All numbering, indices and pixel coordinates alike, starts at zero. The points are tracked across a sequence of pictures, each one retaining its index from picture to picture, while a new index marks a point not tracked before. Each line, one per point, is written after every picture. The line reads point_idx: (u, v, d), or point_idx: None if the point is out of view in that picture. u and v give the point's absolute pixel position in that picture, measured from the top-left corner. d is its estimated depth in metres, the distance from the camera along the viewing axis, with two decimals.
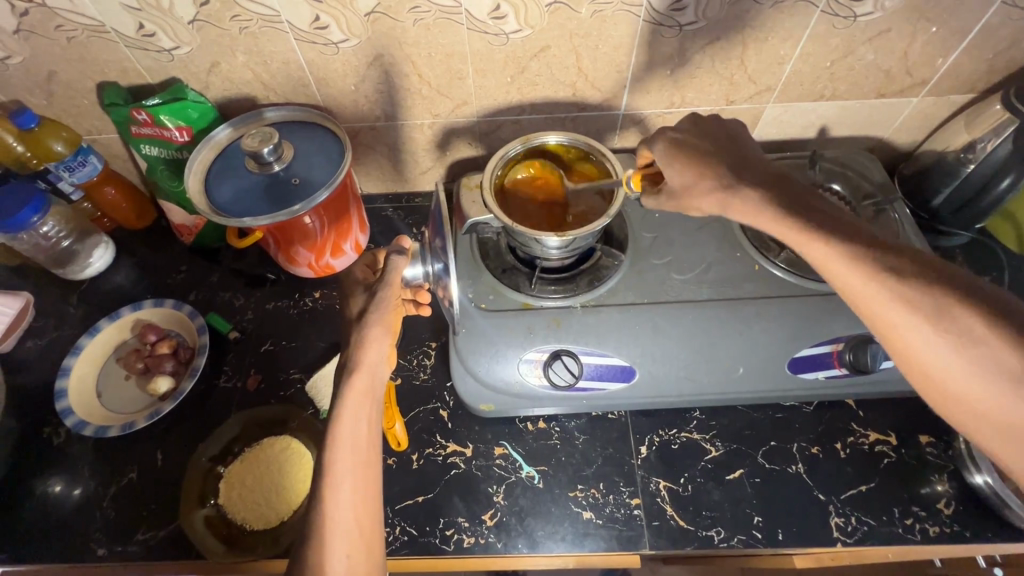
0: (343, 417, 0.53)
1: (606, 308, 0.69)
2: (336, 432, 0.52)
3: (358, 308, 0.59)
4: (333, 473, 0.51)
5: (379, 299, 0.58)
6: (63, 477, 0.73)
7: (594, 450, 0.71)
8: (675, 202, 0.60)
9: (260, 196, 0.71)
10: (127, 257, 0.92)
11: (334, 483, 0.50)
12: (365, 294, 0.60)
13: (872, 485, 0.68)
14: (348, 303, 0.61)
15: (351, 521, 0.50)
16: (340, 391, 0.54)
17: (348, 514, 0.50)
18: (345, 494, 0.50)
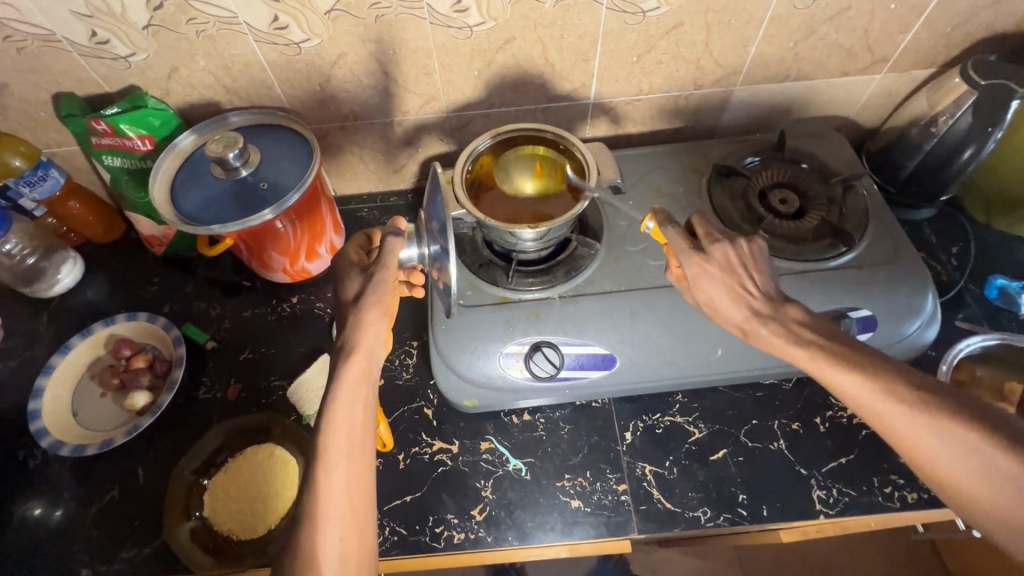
0: (339, 402, 0.53)
1: (584, 296, 0.69)
2: (332, 417, 0.52)
3: (359, 289, 0.58)
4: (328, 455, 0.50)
5: (377, 287, 0.57)
6: (42, 500, 0.71)
7: (580, 438, 0.72)
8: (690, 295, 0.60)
9: (228, 203, 0.70)
10: (98, 272, 0.90)
11: (330, 465, 0.50)
12: (361, 273, 0.60)
13: (851, 456, 0.69)
14: (345, 285, 0.60)
15: (345, 507, 0.49)
16: (339, 373, 0.54)
17: (342, 500, 0.49)
18: (339, 479, 0.50)
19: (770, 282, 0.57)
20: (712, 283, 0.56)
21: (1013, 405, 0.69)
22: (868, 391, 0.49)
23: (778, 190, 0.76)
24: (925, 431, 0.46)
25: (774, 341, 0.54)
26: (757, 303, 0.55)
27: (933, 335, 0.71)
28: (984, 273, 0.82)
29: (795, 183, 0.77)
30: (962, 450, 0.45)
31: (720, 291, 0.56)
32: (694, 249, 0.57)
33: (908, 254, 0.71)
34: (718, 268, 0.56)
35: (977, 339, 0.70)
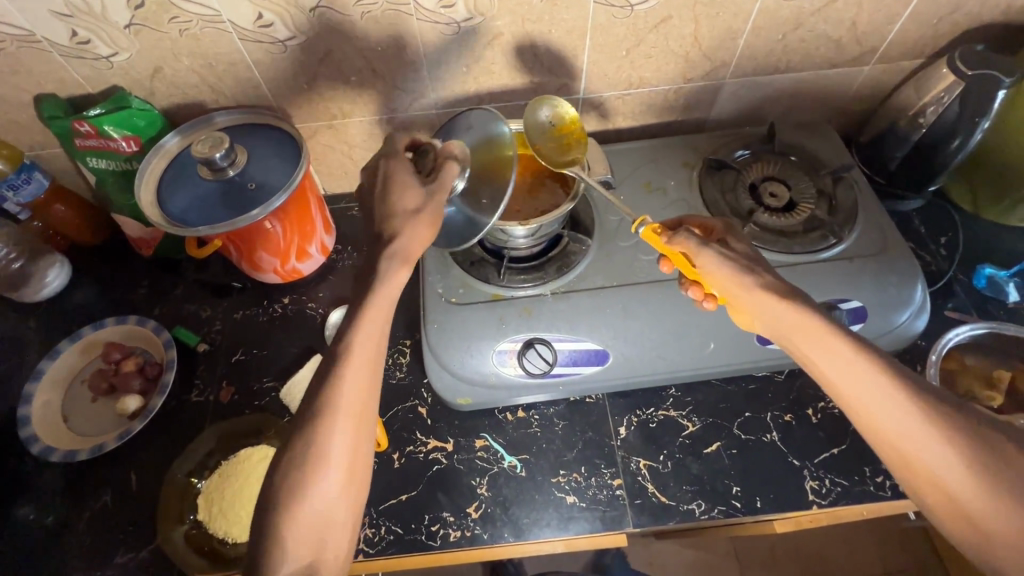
0: (367, 318, 0.51)
1: (576, 293, 0.69)
2: (357, 332, 0.51)
3: (418, 206, 0.56)
4: (347, 363, 0.50)
5: (432, 211, 0.56)
6: (34, 506, 0.70)
7: (574, 434, 0.72)
8: (703, 258, 0.56)
9: (216, 204, 0.69)
10: (85, 276, 0.89)
11: (349, 375, 0.49)
12: (419, 187, 0.57)
13: (843, 447, 0.70)
14: (400, 196, 0.56)
15: (356, 414, 0.49)
16: (381, 274, 0.53)
17: (353, 406, 0.49)
18: (354, 385, 0.50)
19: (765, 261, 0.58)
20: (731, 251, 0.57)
21: (1002, 393, 0.70)
22: (851, 357, 0.49)
23: (768, 183, 0.77)
24: (912, 415, 0.46)
25: (772, 304, 0.53)
26: (776, 275, 0.56)
27: (923, 325, 0.72)
28: (972, 263, 0.82)
29: (784, 176, 0.78)
30: (943, 437, 0.45)
31: (730, 257, 0.56)
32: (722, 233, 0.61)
33: (897, 244, 0.72)
34: (738, 249, 0.59)
35: (966, 328, 0.71)
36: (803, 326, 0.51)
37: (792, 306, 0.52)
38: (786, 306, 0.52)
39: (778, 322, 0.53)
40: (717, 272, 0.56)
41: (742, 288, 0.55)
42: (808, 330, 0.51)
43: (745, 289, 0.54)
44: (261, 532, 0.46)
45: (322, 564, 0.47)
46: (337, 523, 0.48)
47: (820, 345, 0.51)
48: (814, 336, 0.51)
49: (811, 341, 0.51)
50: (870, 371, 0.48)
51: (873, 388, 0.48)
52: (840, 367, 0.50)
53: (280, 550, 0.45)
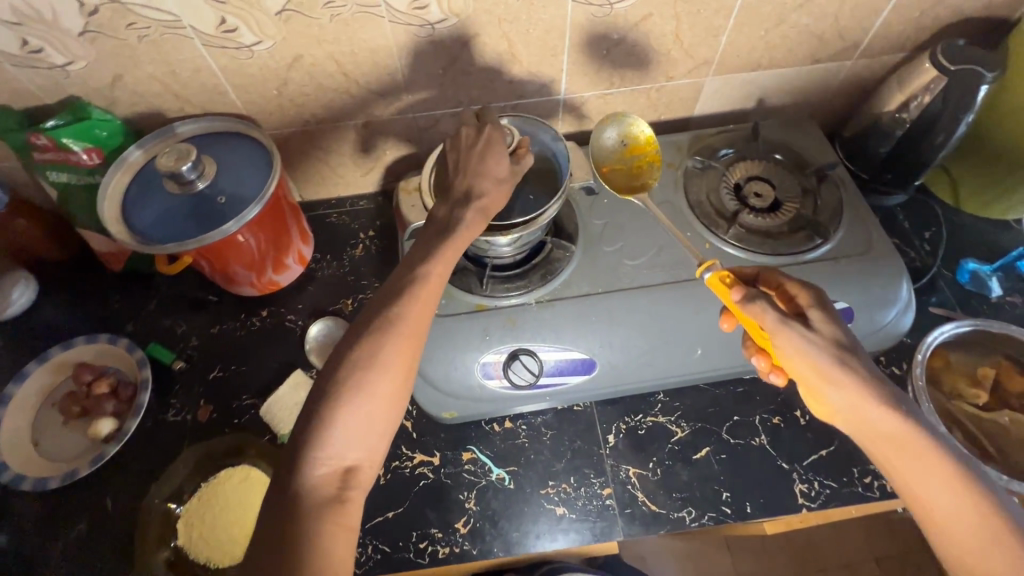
0: (448, 250, 0.53)
1: (561, 301, 0.68)
2: (435, 261, 0.52)
3: (504, 177, 0.58)
4: (419, 282, 0.50)
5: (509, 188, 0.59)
6: (6, 536, 0.68)
7: (563, 443, 0.71)
8: (794, 341, 0.47)
9: (185, 220, 0.66)
10: (53, 292, 0.85)
11: (420, 294, 0.50)
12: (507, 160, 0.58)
13: (831, 448, 0.70)
14: (490, 162, 0.57)
15: (419, 326, 0.49)
16: (472, 201, 0.56)
17: (417, 317, 0.49)
18: (420, 296, 0.50)
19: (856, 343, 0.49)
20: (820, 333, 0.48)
21: (986, 391, 0.69)
22: (944, 477, 0.43)
23: (752, 183, 0.76)
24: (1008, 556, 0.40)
25: (866, 401, 0.45)
26: (870, 365, 0.48)
27: (909, 323, 0.72)
28: (955, 258, 0.82)
29: (769, 175, 0.76)
30: None
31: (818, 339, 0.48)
32: (815, 305, 0.51)
33: (882, 243, 0.71)
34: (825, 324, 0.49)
35: (949, 327, 0.71)
36: (897, 432, 0.44)
37: (885, 404, 0.45)
38: (883, 407, 0.45)
39: (863, 420, 0.46)
40: (805, 355, 0.47)
41: (831, 376, 0.46)
42: (903, 435, 0.44)
43: (836, 378, 0.46)
44: (307, 422, 0.44)
45: (356, 471, 0.44)
46: (377, 435, 0.46)
47: (917, 462, 0.44)
48: (905, 444, 0.44)
49: (906, 453, 0.44)
50: (962, 496, 0.42)
51: (962, 516, 0.42)
52: (939, 488, 0.43)
53: (324, 439, 0.43)
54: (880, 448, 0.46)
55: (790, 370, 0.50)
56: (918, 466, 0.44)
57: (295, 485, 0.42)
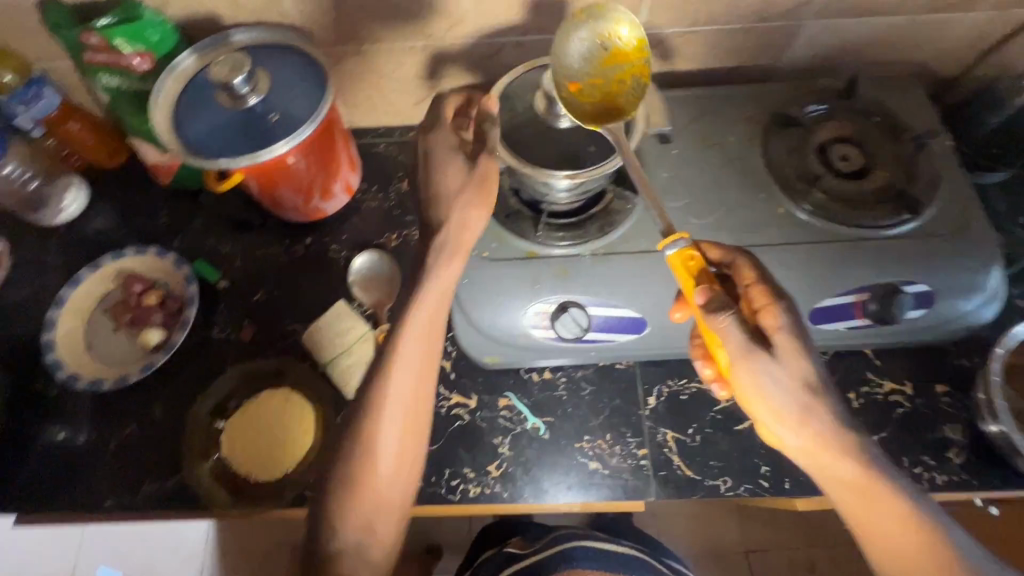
0: (423, 300, 0.58)
1: (618, 255, 0.64)
2: (427, 290, 0.59)
3: (461, 183, 0.60)
4: (410, 328, 0.58)
5: (469, 192, 0.60)
6: (63, 428, 0.72)
7: (602, 400, 0.70)
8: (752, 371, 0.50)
9: (237, 136, 0.64)
10: (102, 201, 0.86)
11: (415, 327, 0.58)
12: (465, 163, 0.61)
13: (883, 435, 0.67)
14: (443, 178, 0.61)
15: (409, 376, 0.57)
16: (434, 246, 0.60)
17: (405, 370, 0.57)
18: (406, 348, 0.57)
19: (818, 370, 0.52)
20: (779, 365, 0.50)
21: None
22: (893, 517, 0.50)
23: (839, 146, 0.69)
24: None
25: (823, 446, 0.51)
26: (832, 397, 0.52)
27: (991, 315, 0.66)
28: None
29: (860, 138, 0.70)
30: None
31: (779, 377, 0.50)
32: (786, 325, 0.52)
33: (979, 224, 0.65)
34: (788, 352, 0.51)
35: None
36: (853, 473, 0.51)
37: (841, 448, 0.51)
38: (835, 451, 0.51)
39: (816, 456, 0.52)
40: (762, 392, 0.51)
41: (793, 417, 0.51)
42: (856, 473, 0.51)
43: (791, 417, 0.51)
44: (330, 480, 0.56)
45: (379, 507, 0.55)
46: (401, 471, 0.56)
47: (873, 498, 0.51)
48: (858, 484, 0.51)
49: (861, 492, 0.51)
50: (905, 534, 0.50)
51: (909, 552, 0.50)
52: (887, 520, 0.50)
53: (345, 493, 0.55)
54: (841, 489, 0.52)
55: (743, 397, 0.53)
56: (865, 498, 0.51)
57: (328, 535, 0.54)
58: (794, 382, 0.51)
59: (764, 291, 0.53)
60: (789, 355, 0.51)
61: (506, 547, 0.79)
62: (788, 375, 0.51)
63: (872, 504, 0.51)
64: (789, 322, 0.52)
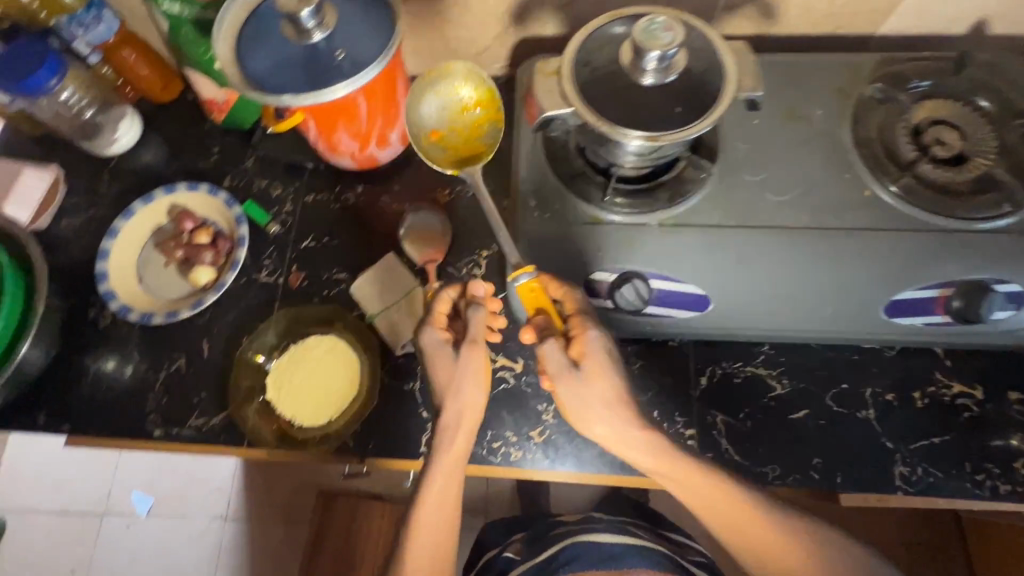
0: (442, 461, 0.58)
1: (687, 227, 0.61)
2: (434, 467, 0.58)
3: (452, 381, 0.59)
4: (431, 489, 0.57)
5: (460, 390, 0.58)
6: (113, 357, 0.73)
7: (652, 376, 0.68)
8: (566, 387, 0.57)
9: (300, 73, 0.61)
10: (154, 134, 0.85)
11: (438, 483, 0.57)
12: (454, 354, 0.60)
13: (945, 437, 0.64)
14: (437, 371, 0.60)
15: (436, 509, 0.57)
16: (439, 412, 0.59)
17: (431, 514, 0.57)
18: (428, 506, 0.57)
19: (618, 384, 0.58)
20: (585, 381, 0.57)
21: None
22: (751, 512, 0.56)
23: (938, 128, 0.64)
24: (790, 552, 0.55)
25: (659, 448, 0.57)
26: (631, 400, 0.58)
27: None
28: None
29: (963, 120, 0.64)
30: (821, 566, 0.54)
31: (590, 391, 0.57)
32: (597, 342, 0.57)
33: None
34: (591, 377, 0.57)
35: None
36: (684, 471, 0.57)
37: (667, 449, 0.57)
38: (663, 449, 0.57)
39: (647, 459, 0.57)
40: (586, 406, 0.57)
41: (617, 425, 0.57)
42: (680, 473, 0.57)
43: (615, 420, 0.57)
44: None
45: None
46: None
47: (686, 485, 0.57)
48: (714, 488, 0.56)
49: (720, 507, 0.56)
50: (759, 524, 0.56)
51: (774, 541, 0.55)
52: (728, 508, 0.56)
53: None
54: (700, 507, 0.57)
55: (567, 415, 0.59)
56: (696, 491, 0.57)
57: None
58: (608, 394, 0.57)
59: (580, 321, 0.59)
60: (598, 375, 0.57)
61: (506, 552, 0.73)
62: (587, 395, 0.57)
63: (737, 519, 0.56)
64: (598, 343, 0.58)
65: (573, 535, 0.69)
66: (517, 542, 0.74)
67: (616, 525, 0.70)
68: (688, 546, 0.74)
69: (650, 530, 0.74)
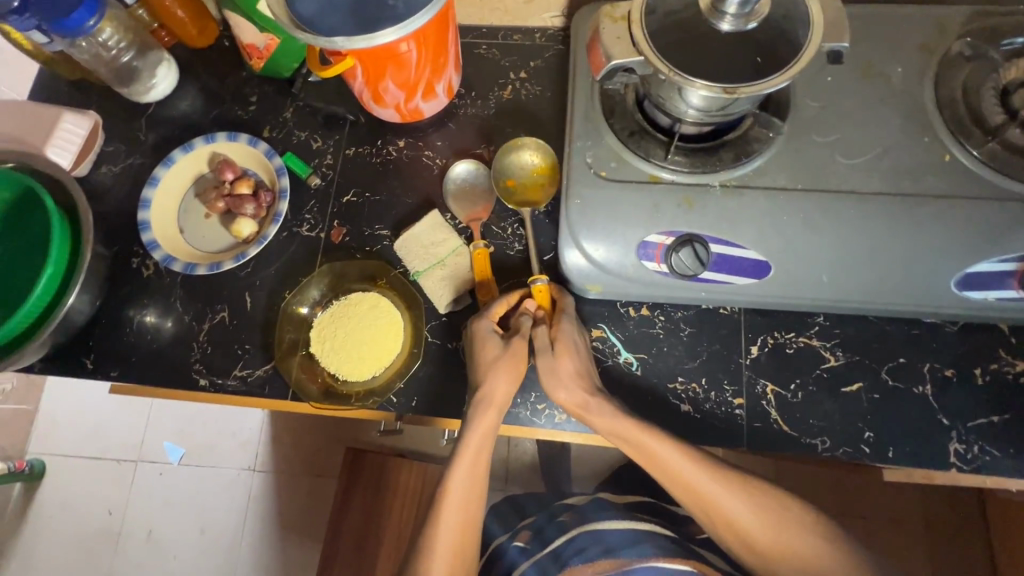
0: (471, 441, 0.58)
1: (751, 189, 0.58)
2: (466, 443, 0.58)
3: (498, 362, 0.59)
4: (459, 468, 0.58)
5: (503, 364, 0.59)
6: (157, 307, 0.73)
7: (700, 344, 0.66)
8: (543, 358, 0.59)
9: (352, 15, 0.59)
10: (192, 81, 0.82)
11: (467, 463, 0.58)
12: (502, 343, 0.60)
13: (1005, 416, 0.62)
14: (482, 351, 0.60)
15: (459, 486, 0.58)
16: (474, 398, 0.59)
17: (454, 490, 0.58)
18: (454, 482, 0.58)
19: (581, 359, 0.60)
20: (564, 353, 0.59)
21: None
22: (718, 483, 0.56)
23: None
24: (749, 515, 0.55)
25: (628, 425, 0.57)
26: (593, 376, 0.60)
27: None
28: None
29: None
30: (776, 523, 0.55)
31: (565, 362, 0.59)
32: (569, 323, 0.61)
33: None
34: (568, 352, 0.59)
35: None
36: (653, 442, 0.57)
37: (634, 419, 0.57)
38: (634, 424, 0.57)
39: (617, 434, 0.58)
40: (558, 376, 0.58)
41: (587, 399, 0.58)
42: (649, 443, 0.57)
43: (578, 389, 0.58)
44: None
45: None
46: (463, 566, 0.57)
47: (660, 464, 0.57)
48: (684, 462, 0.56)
49: (677, 479, 0.57)
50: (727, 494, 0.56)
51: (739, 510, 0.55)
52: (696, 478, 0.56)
53: None
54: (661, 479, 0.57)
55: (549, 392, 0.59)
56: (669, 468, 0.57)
57: None
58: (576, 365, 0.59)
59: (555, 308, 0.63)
60: (564, 348, 0.59)
61: (514, 540, 0.72)
62: (558, 367, 0.58)
63: (697, 492, 0.56)
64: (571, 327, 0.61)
65: (579, 526, 0.67)
66: (525, 530, 0.73)
67: (624, 513, 0.68)
68: (692, 525, 0.71)
69: (655, 515, 0.72)
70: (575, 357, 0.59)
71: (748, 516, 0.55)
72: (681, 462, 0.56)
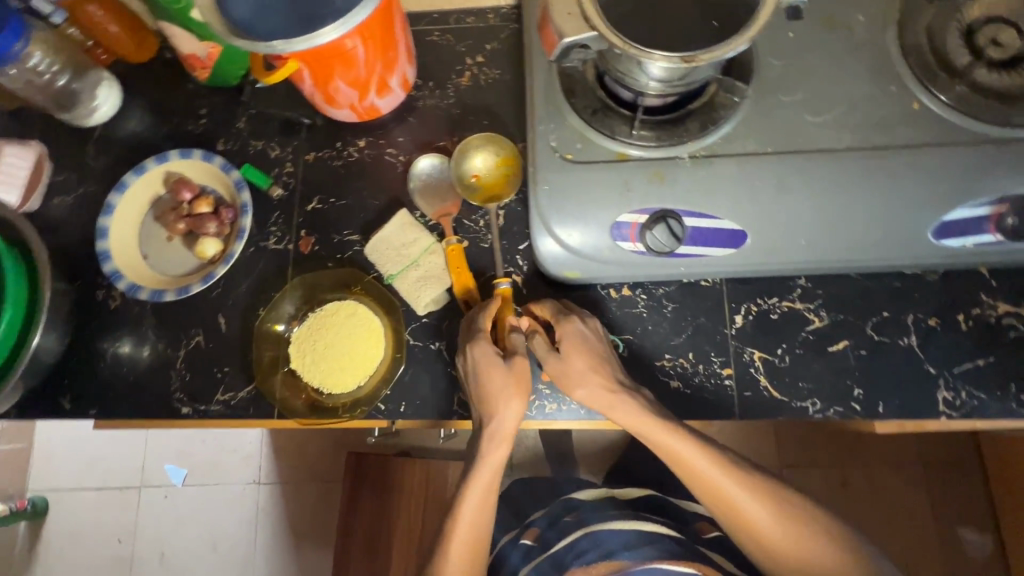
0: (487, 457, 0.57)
1: (720, 157, 0.57)
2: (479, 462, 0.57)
3: (506, 379, 0.57)
4: (473, 489, 0.57)
5: (506, 380, 0.57)
6: (130, 338, 0.71)
7: (685, 318, 0.65)
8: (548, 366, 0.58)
9: (289, 14, 0.56)
10: (137, 99, 0.79)
11: (479, 487, 0.57)
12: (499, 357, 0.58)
13: (990, 359, 0.62)
14: (486, 371, 0.58)
15: (474, 506, 0.56)
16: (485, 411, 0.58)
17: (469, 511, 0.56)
18: (467, 503, 0.57)
19: (604, 365, 0.58)
20: (576, 358, 0.58)
21: None
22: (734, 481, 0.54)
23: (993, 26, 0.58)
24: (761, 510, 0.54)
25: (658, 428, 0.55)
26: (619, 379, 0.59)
27: None
28: None
29: None
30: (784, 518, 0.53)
31: (583, 368, 0.57)
32: (576, 327, 0.59)
33: None
34: (584, 358, 0.58)
35: None
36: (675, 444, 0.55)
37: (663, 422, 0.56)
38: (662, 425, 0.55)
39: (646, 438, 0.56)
40: (571, 381, 0.57)
41: (611, 404, 0.56)
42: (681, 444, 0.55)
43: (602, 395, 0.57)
44: None
45: None
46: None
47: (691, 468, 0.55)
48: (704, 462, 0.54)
49: (696, 478, 0.55)
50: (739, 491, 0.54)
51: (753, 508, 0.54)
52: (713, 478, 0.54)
53: None
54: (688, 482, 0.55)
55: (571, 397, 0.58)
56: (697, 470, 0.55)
57: None
58: (596, 368, 0.58)
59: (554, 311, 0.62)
60: (570, 352, 0.58)
61: (519, 539, 0.72)
62: (569, 368, 0.57)
63: (718, 492, 0.54)
64: (580, 330, 0.60)
65: (580, 527, 0.67)
66: (531, 528, 0.73)
67: (625, 512, 0.68)
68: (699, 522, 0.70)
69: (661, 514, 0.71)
70: (592, 361, 0.58)
71: (756, 509, 0.54)
72: (703, 460, 0.54)
